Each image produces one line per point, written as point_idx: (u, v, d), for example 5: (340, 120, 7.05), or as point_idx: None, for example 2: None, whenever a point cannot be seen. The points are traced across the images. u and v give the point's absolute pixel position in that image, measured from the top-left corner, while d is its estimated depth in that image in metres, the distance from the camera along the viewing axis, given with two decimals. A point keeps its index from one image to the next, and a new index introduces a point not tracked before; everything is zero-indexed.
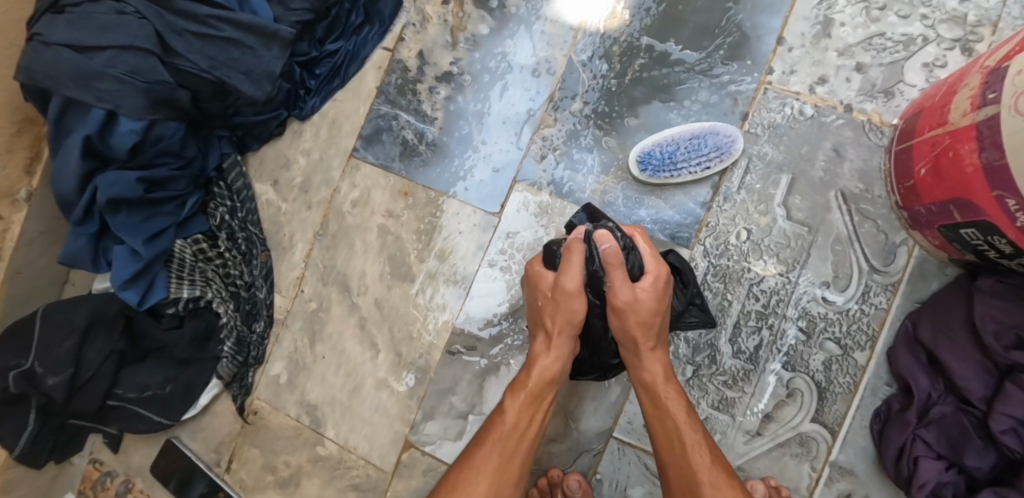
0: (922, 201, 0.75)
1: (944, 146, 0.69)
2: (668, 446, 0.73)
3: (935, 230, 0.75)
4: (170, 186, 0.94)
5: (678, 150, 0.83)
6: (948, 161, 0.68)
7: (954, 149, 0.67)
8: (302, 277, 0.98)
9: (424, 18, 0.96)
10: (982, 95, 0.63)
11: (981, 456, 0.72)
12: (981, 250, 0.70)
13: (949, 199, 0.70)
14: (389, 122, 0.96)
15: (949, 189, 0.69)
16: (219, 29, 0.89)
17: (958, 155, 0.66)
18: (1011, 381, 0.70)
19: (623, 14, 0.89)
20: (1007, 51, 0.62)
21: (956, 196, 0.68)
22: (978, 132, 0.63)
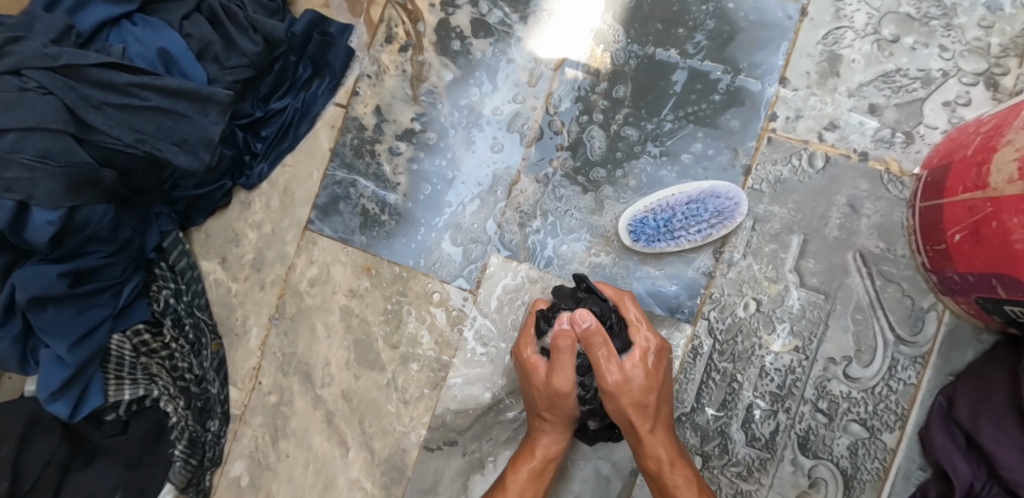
0: (956, 268, 0.65)
1: (984, 212, 0.59)
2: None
3: (970, 299, 0.66)
4: (102, 274, 0.83)
5: (675, 217, 0.72)
6: (991, 231, 0.58)
7: (997, 218, 0.57)
8: (259, 367, 0.87)
9: (380, 68, 0.85)
10: None
11: None
12: None
13: (991, 272, 0.60)
14: (347, 189, 0.85)
15: (992, 262, 0.59)
16: (143, 97, 0.78)
17: (1005, 227, 0.56)
18: None
19: (602, 57, 0.79)
20: None
21: (998, 270, 0.59)
22: None
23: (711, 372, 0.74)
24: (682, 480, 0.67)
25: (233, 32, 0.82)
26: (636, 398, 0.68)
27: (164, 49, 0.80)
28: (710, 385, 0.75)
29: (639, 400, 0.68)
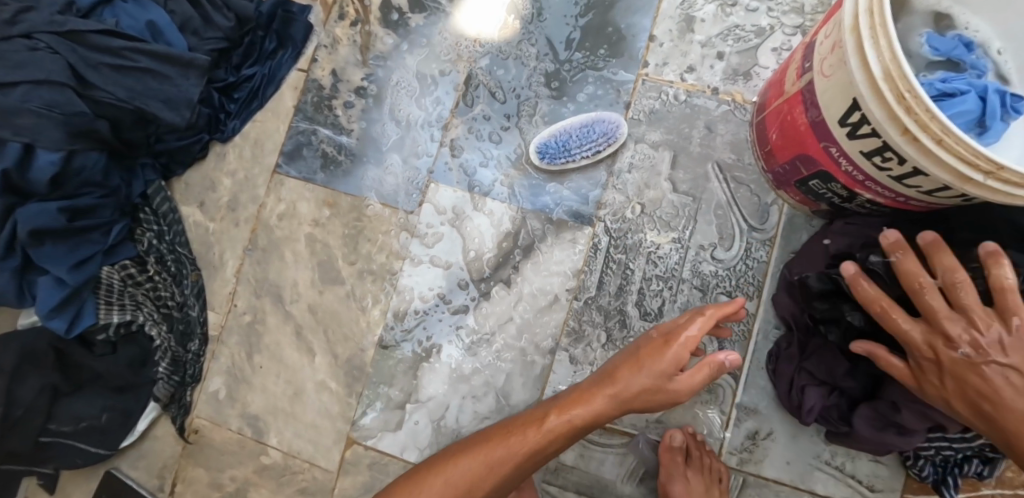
0: (779, 162, 0.85)
1: (784, 112, 0.79)
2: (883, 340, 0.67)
3: (793, 187, 0.85)
4: (95, 214, 0.96)
5: (572, 138, 0.93)
6: (788, 124, 0.78)
7: (791, 114, 0.77)
8: (234, 292, 1.01)
9: (334, 40, 1.04)
10: (803, 66, 0.74)
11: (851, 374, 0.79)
12: (829, 198, 0.80)
13: (796, 157, 0.79)
14: (309, 137, 1.02)
15: (794, 147, 0.79)
16: (134, 60, 0.94)
17: (794, 117, 0.76)
18: None
19: (513, 24, 0.99)
20: (816, 28, 0.73)
21: (799, 153, 0.78)
22: (803, 96, 0.73)
23: (609, 263, 0.92)
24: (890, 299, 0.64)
25: (210, 11, 1.00)
26: (909, 280, 0.62)
27: (152, 22, 0.97)
28: (609, 273, 0.92)
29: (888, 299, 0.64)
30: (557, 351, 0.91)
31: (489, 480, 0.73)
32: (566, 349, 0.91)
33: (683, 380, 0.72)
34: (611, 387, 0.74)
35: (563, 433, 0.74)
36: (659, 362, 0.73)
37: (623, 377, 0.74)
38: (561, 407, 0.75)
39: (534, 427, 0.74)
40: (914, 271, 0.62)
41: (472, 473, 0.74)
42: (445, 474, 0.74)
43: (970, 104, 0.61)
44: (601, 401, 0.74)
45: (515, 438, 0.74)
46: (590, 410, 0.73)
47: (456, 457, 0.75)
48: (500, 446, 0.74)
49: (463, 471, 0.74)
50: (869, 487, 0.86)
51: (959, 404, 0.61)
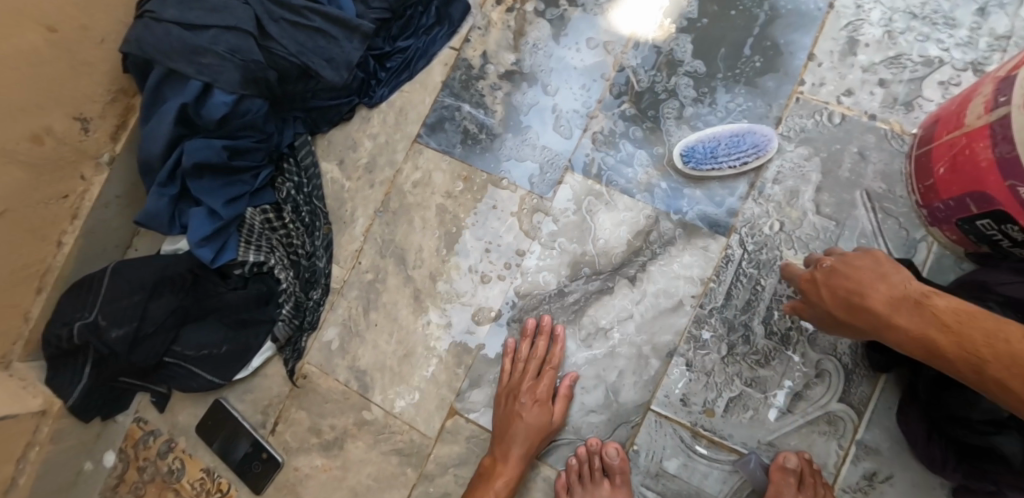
0: (941, 198, 0.82)
1: (961, 145, 0.76)
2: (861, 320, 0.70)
3: (953, 224, 0.82)
4: (248, 157, 1.02)
5: (720, 146, 0.92)
6: (964, 158, 0.75)
7: (970, 148, 0.74)
8: (360, 250, 1.05)
9: (488, 23, 1.07)
10: (994, 99, 0.71)
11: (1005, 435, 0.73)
12: (996, 240, 0.77)
13: (966, 194, 0.76)
14: (452, 112, 1.05)
15: (966, 183, 0.76)
16: (310, 19, 1.00)
17: (974, 152, 0.73)
18: None
19: (669, 28, 1.00)
20: (1016, 62, 0.70)
21: (971, 190, 0.75)
22: (992, 130, 0.70)
23: (740, 277, 0.90)
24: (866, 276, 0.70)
25: None
26: (847, 272, 0.72)
27: None
28: (738, 286, 0.90)
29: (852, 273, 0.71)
30: (675, 355, 0.90)
31: None
32: (683, 355, 0.90)
33: (553, 416, 0.90)
34: (522, 418, 0.89)
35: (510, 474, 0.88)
36: (527, 391, 0.91)
37: (511, 433, 0.89)
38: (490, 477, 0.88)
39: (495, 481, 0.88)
40: (856, 263, 0.72)
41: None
42: None
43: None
44: (522, 438, 0.89)
45: (490, 485, 0.87)
46: (517, 448, 0.88)
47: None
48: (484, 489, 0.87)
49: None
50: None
51: (917, 345, 0.65)
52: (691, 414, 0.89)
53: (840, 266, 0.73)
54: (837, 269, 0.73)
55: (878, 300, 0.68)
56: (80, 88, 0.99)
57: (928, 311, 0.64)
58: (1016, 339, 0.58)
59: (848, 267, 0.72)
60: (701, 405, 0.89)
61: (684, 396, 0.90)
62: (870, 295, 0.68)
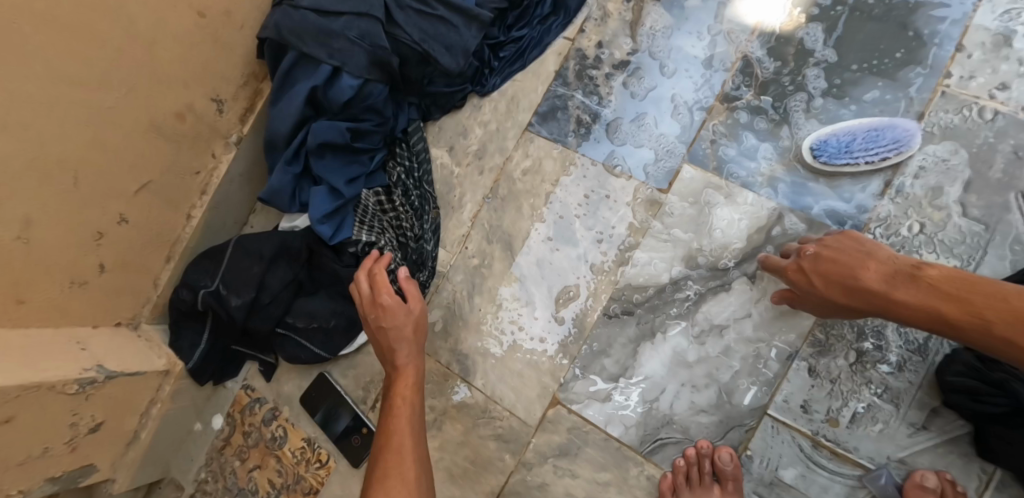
0: None
1: None
2: (881, 311, 0.71)
3: None
4: (367, 139, 1.05)
5: (856, 141, 0.87)
6: None
7: None
8: (467, 235, 1.06)
9: (605, 13, 1.06)
10: None
11: None
12: None
13: None
14: (565, 102, 1.05)
15: None
16: (433, 7, 1.02)
17: None
18: None
19: (798, 17, 0.95)
20: None
21: None
22: None
23: None
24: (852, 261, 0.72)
25: None
26: (835, 256, 0.74)
27: None
28: None
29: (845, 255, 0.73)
30: (796, 359, 0.85)
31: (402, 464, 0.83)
32: (806, 359, 0.85)
33: (415, 308, 0.94)
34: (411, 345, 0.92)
35: (407, 398, 0.89)
36: (392, 318, 0.92)
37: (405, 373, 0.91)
38: (391, 393, 0.90)
39: (400, 406, 0.88)
40: (838, 249, 0.75)
41: (411, 432, 0.86)
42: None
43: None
44: (404, 359, 0.91)
45: (398, 410, 0.87)
46: (405, 357, 0.91)
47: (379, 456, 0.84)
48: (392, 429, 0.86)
49: (397, 438, 0.85)
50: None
51: (921, 314, 0.67)
52: (812, 422, 0.84)
53: (829, 257, 0.75)
54: (825, 254, 0.75)
55: (875, 288, 0.70)
56: (219, 70, 1.05)
57: (929, 285, 0.67)
58: (1014, 297, 0.63)
59: (836, 251, 0.74)
60: (824, 414, 0.83)
61: (805, 402, 0.84)
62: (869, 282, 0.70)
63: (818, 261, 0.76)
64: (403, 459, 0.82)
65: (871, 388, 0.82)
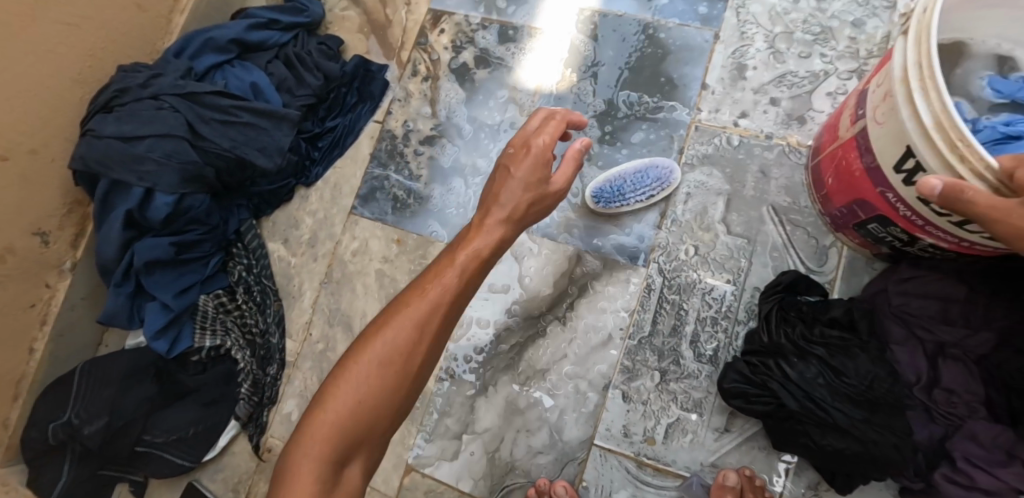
0: (835, 205, 0.84)
1: (839, 154, 0.79)
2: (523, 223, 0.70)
3: (852, 230, 0.84)
4: (196, 248, 1.08)
5: (626, 184, 0.95)
6: (843, 168, 0.78)
7: (845, 157, 0.78)
8: (310, 322, 1.11)
9: (407, 94, 1.15)
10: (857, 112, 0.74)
11: (987, 424, 0.73)
12: (889, 241, 0.78)
13: (852, 200, 0.78)
14: (382, 182, 1.12)
15: (850, 192, 0.78)
16: (238, 115, 1.07)
17: (849, 161, 0.76)
18: (950, 359, 0.75)
19: (570, 77, 1.06)
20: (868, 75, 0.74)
21: (856, 198, 0.77)
22: (857, 141, 0.74)
23: (662, 305, 0.93)
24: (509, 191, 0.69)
25: (303, 72, 1.13)
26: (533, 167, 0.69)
27: (255, 83, 1.10)
28: (663, 313, 0.93)
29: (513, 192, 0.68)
30: (611, 389, 0.93)
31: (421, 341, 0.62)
32: (619, 386, 0.92)
33: (558, 185, 0.71)
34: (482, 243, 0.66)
35: (473, 285, 0.65)
36: (529, 164, 0.68)
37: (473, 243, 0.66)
38: (443, 260, 0.66)
39: (404, 313, 0.63)
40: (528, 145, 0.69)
41: (428, 314, 0.63)
42: (354, 378, 0.61)
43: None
44: (464, 265, 0.65)
45: (429, 291, 0.64)
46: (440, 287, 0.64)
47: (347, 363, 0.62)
48: (410, 305, 0.63)
49: (406, 328, 0.62)
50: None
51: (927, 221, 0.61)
52: (633, 444, 0.91)
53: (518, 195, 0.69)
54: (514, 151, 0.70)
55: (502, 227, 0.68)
56: (37, 204, 1.06)
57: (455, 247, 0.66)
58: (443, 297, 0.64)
59: (534, 159, 0.69)
60: (642, 434, 0.91)
61: (625, 427, 0.91)
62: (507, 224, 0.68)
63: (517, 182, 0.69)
64: (412, 347, 0.62)
65: (679, 402, 0.90)
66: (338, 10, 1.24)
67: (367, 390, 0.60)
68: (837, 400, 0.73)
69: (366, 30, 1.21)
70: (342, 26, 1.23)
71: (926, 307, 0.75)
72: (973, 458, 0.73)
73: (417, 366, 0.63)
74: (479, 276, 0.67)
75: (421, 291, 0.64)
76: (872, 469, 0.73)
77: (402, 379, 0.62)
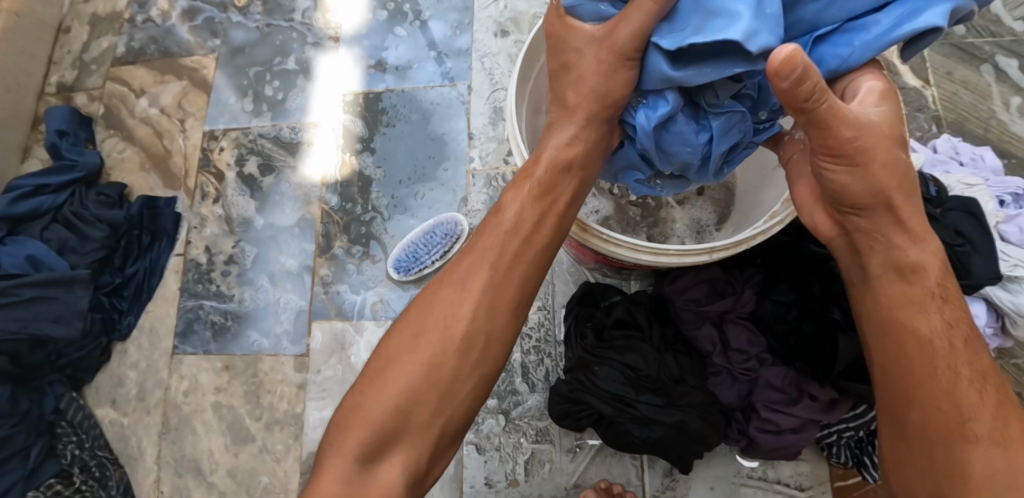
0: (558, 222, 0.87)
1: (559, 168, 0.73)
2: (484, 229, 0.68)
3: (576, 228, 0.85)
4: (9, 444, 0.98)
5: (419, 248, 1.00)
6: None
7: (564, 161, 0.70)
8: (158, 479, 1.04)
9: (201, 219, 1.14)
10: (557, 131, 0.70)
11: (780, 374, 0.75)
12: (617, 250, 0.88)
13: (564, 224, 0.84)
14: (196, 312, 1.09)
15: None
16: (19, 293, 1.01)
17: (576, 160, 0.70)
18: (730, 322, 0.78)
19: (350, 160, 1.08)
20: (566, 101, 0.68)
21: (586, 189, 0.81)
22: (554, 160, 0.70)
23: None
24: (511, 203, 0.68)
25: (84, 228, 1.08)
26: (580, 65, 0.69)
27: (31, 255, 1.05)
28: None
29: (577, 165, 0.67)
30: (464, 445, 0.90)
31: (441, 349, 0.63)
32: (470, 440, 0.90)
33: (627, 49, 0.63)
34: (538, 175, 0.68)
35: (479, 300, 0.64)
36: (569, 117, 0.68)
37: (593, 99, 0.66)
38: (465, 253, 0.67)
39: (463, 266, 0.66)
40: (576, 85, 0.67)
41: (455, 299, 0.64)
42: (381, 380, 0.63)
43: (681, 129, 0.64)
44: (536, 192, 0.67)
45: (423, 313, 0.65)
46: (516, 216, 0.67)
47: (395, 340, 0.65)
48: (441, 294, 0.65)
49: (405, 358, 0.63)
50: (800, 486, 0.84)
51: (960, 383, 0.59)
52: (499, 493, 0.88)
53: (523, 202, 0.67)
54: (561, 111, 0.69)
55: (489, 239, 0.66)
56: None
57: (454, 274, 0.66)
58: (454, 322, 0.63)
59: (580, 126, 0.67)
60: (505, 479, 0.88)
61: (488, 478, 0.88)
62: (491, 236, 0.67)
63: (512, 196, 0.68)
64: (415, 345, 0.63)
65: (528, 436, 0.89)
66: (116, 153, 1.20)
67: (388, 392, 0.62)
68: (638, 395, 0.75)
69: (148, 165, 1.19)
70: (123, 168, 1.19)
71: (691, 292, 0.79)
72: (773, 403, 0.75)
73: (453, 364, 0.63)
74: (525, 265, 0.66)
75: (500, 277, 0.65)
76: (692, 443, 0.75)
77: (421, 382, 0.62)
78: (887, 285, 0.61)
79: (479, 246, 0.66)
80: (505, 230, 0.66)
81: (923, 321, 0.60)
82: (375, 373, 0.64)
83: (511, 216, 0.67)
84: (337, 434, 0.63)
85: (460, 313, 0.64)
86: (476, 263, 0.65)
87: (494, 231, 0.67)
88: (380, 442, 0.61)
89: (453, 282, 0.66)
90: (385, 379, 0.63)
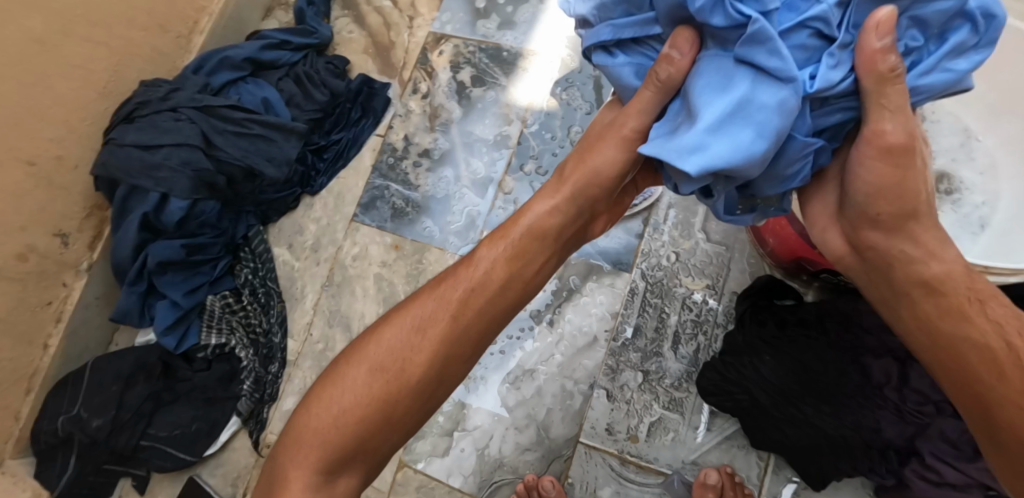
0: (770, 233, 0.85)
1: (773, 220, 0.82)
2: (498, 234, 0.70)
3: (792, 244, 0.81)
4: (206, 250, 1.14)
5: None
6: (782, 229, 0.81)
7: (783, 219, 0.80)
8: (311, 323, 1.16)
9: (407, 111, 1.22)
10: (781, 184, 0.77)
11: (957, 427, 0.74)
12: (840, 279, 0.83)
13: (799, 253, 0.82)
14: (382, 191, 1.18)
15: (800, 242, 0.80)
16: (249, 127, 1.15)
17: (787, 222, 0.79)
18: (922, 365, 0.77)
19: (560, 94, 1.13)
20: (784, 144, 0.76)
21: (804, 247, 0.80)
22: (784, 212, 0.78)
23: (646, 306, 0.97)
24: (538, 208, 0.69)
25: (310, 88, 1.21)
26: None
27: (266, 98, 1.19)
28: (646, 315, 0.97)
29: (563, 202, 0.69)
30: (596, 387, 0.95)
31: (460, 325, 0.66)
32: (603, 386, 0.95)
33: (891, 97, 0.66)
34: (568, 188, 0.69)
35: (472, 293, 0.66)
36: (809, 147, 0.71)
37: None
38: (495, 236, 0.70)
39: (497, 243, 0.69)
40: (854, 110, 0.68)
41: (433, 304, 0.66)
42: (365, 360, 0.65)
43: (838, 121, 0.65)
44: (550, 207, 0.69)
45: (420, 304, 0.67)
46: (538, 214, 0.69)
47: (409, 305, 0.68)
48: (459, 276, 0.68)
49: (405, 330, 0.66)
50: None
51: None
52: (617, 442, 0.92)
53: (554, 203, 0.69)
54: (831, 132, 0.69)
55: (518, 230, 0.69)
56: (60, 208, 1.13)
57: (467, 275, 0.68)
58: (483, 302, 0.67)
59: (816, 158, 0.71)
60: (626, 432, 0.92)
61: (609, 425, 0.93)
62: (533, 231, 0.69)
63: (556, 198, 0.70)
64: (432, 326, 0.65)
65: (660, 401, 0.92)
66: (345, 32, 1.31)
67: (379, 366, 0.64)
68: (803, 396, 0.78)
69: (371, 50, 1.29)
70: (349, 46, 1.31)
71: None
72: (943, 455, 0.74)
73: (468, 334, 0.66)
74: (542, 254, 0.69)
75: (527, 283, 0.69)
76: (841, 460, 0.78)
77: (446, 358, 0.65)
78: (956, 328, 0.57)
79: (493, 251, 0.69)
80: (561, 216, 0.69)
81: (1004, 364, 0.54)
82: (364, 347, 0.66)
83: (540, 219, 0.69)
84: (313, 399, 0.65)
85: (465, 308, 0.66)
86: (505, 267, 0.68)
87: (515, 231, 0.69)
88: (371, 428, 0.63)
89: (479, 267, 0.68)
90: (368, 355, 0.65)
